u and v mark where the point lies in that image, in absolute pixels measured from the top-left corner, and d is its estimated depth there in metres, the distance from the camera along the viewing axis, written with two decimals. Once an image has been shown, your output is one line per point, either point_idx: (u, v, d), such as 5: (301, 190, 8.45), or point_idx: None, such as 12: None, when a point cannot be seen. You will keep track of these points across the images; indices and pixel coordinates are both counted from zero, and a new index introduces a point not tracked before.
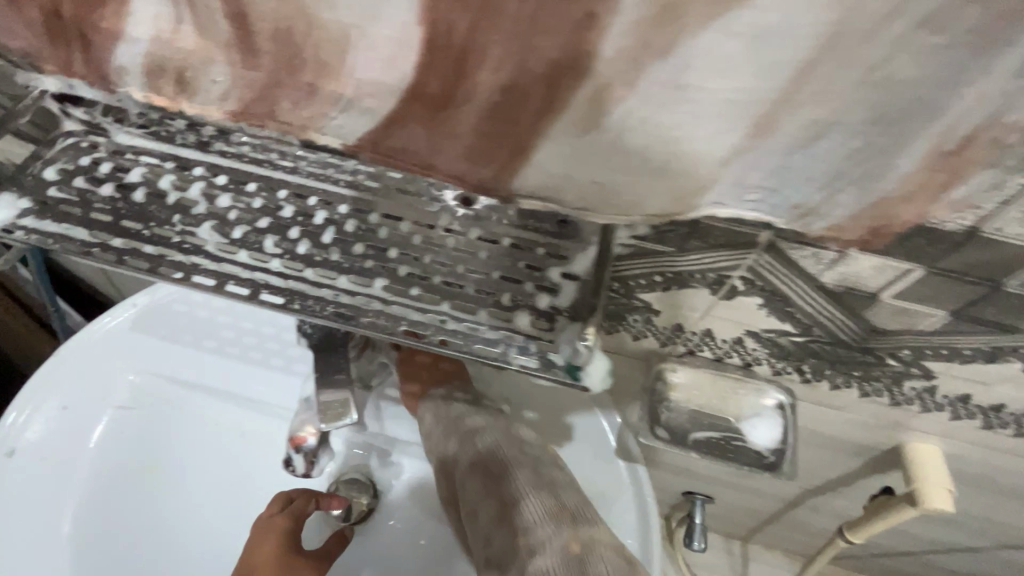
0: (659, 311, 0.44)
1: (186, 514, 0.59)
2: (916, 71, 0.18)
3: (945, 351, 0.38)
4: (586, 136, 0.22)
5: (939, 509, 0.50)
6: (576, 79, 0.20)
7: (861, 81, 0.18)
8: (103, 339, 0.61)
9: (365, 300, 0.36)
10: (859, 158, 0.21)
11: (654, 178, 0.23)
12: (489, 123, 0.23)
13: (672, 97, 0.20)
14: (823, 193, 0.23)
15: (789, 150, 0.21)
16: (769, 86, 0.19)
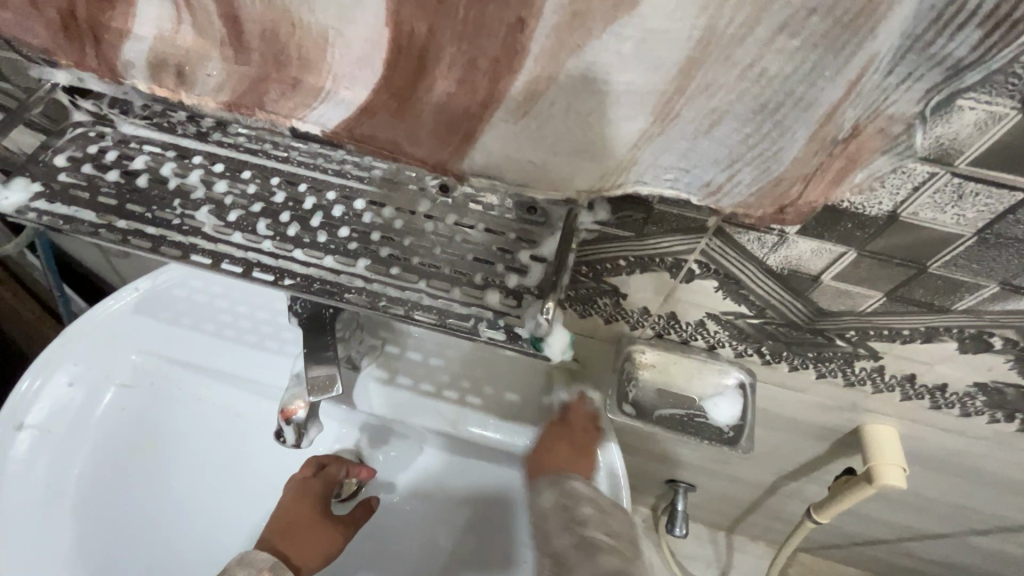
0: (626, 294, 0.47)
1: (186, 486, 0.63)
2: (793, 69, 0.21)
3: (886, 332, 0.41)
4: (522, 122, 0.25)
5: (893, 485, 0.54)
6: (511, 72, 0.23)
7: (743, 77, 0.21)
8: (107, 321, 0.64)
9: (348, 279, 0.39)
10: (753, 143, 0.24)
11: (580, 157, 0.26)
12: (445, 112, 0.26)
13: (586, 88, 0.23)
14: (727, 174, 0.25)
15: (696, 131, 0.24)
16: (663, 80, 0.22)
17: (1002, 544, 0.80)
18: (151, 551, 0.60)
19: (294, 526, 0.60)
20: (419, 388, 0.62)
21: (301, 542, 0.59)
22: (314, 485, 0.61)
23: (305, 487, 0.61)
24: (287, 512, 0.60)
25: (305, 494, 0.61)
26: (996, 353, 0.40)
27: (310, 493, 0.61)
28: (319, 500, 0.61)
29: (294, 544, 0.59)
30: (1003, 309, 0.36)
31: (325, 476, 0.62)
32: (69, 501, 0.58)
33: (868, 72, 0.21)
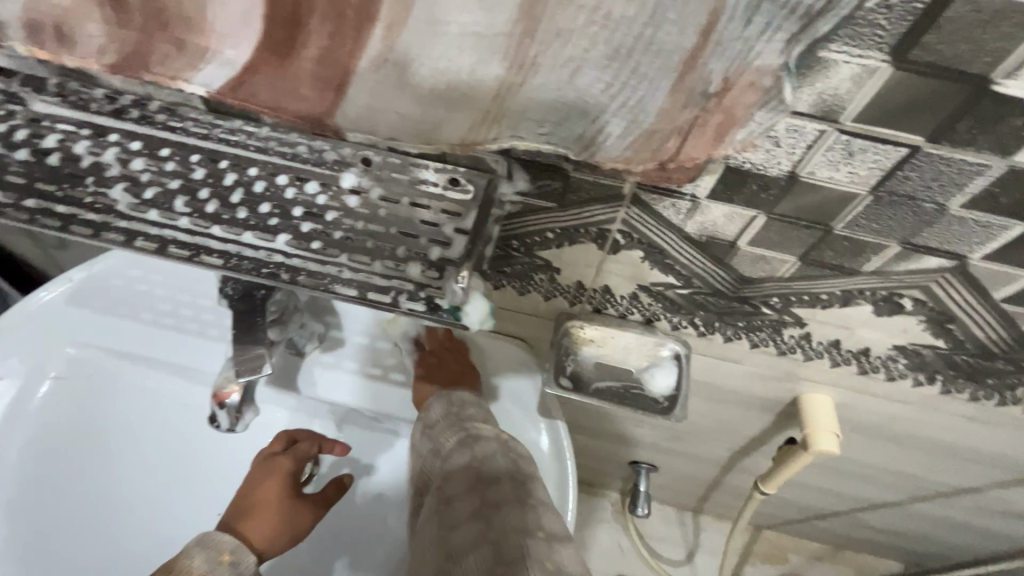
0: (559, 268, 0.47)
1: (126, 479, 0.61)
2: (638, 12, 0.22)
3: (807, 297, 0.42)
4: (386, 72, 0.26)
5: (826, 450, 0.55)
6: (370, 22, 0.24)
7: (591, 20, 0.22)
8: (31, 317, 0.61)
9: (267, 254, 0.39)
10: (616, 91, 0.25)
11: (452, 108, 0.27)
12: (321, 68, 0.27)
13: (432, 30, 0.24)
14: (594, 122, 0.26)
15: (562, 79, 0.25)
16: (500, 21, 0.23)
17: (945, 510, 0.83)
18: (105, 544, 0.59)
19: (260, 507, 0.56)
20: (367, 371, 0.62)
21: (269, 524, 0.55)
22: (283, 462, 0.57)
23: (274, 464, 0.57)
24: (254, 492, 0.56)
25: (274, 472, 0.57)
26: (908, 314, 0.41)
27: (279, 471, 0.57)
28: (288, 480, 0.57)
29: (260, 525, 0.55)
30: (908, 270, 0.37)
31: (295, 454, 0.58)
32: (7, 505, 0.57)
33: (716, 19, 0.22)
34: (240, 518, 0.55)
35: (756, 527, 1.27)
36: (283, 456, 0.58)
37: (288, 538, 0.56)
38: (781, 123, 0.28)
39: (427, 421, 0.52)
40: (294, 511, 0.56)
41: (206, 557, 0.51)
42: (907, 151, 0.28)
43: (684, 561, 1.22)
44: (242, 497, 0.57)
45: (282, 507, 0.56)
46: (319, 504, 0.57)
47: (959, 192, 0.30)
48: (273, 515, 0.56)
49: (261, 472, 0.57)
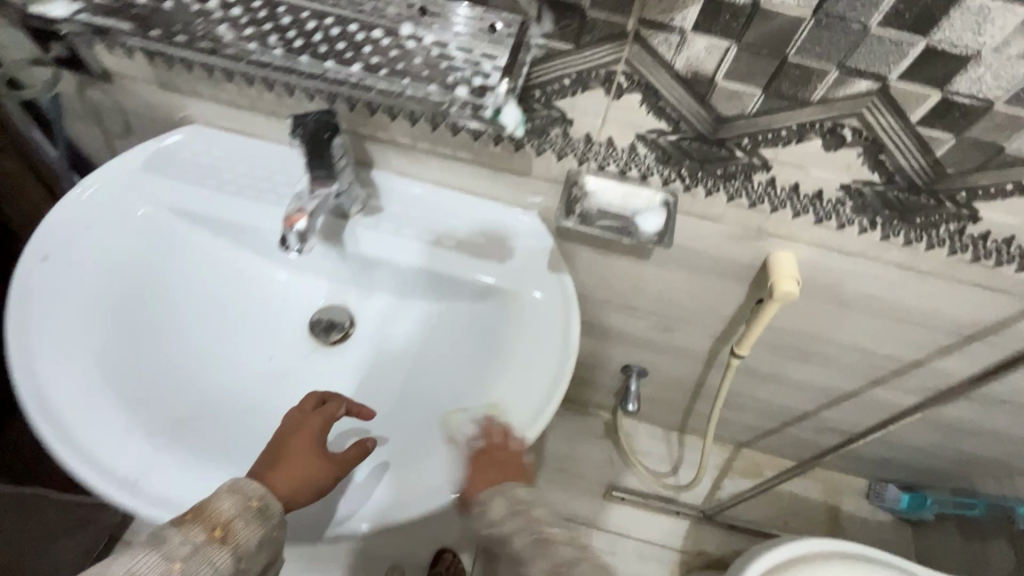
0: (571, 120, 0.57)
1: (192, 323, 0.70)
2: None
3: (770, 135, 0.53)
4: None
5: (786, 291, 0.65)
6: None
7: None
8: (121, 174, 0.71)
9: (345, 77, 0.49)
10: None
11: None
12: None
13: None
14: None
15: None
16: None
17: (897, 397, 0.95)
18: (173, 375, 0.66)
19: (289, 458, 0.57)
20: (402, 232, 0.72)
21: (295, 475, 0.56)
22: (312, 420, 0.60)
23: (303, 421, 0.60)
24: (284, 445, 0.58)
25: (304, 426, 0.60)
26: (849, 147, 0.52)
27: (309, 427, 0.60)
28: (318, 433, 0.59)
29: (287, 475, 0.56)
30: (845, 95, 0.47)
31: (324, 413, 0.61)
32: (93, 312, 0.64)
33: None
34: (270, 471, 0.57)
35: (736, 445, 1.39)
36: (313, 414, 0.61)
37: (312, 492, 0.56)
38: None
39: (490, 518, 0.57)
40: (319, 463, 0.57)
41: (235, 503, 0.52)
42: None
43: (669, 472, 1.37)
44: (272, 450, 0.59)
45: (312, 458, 0.57)
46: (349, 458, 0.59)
47: (875, 10, 0.41)
48: (300, 466, 0.57)
49: (294, 427, 0.60)
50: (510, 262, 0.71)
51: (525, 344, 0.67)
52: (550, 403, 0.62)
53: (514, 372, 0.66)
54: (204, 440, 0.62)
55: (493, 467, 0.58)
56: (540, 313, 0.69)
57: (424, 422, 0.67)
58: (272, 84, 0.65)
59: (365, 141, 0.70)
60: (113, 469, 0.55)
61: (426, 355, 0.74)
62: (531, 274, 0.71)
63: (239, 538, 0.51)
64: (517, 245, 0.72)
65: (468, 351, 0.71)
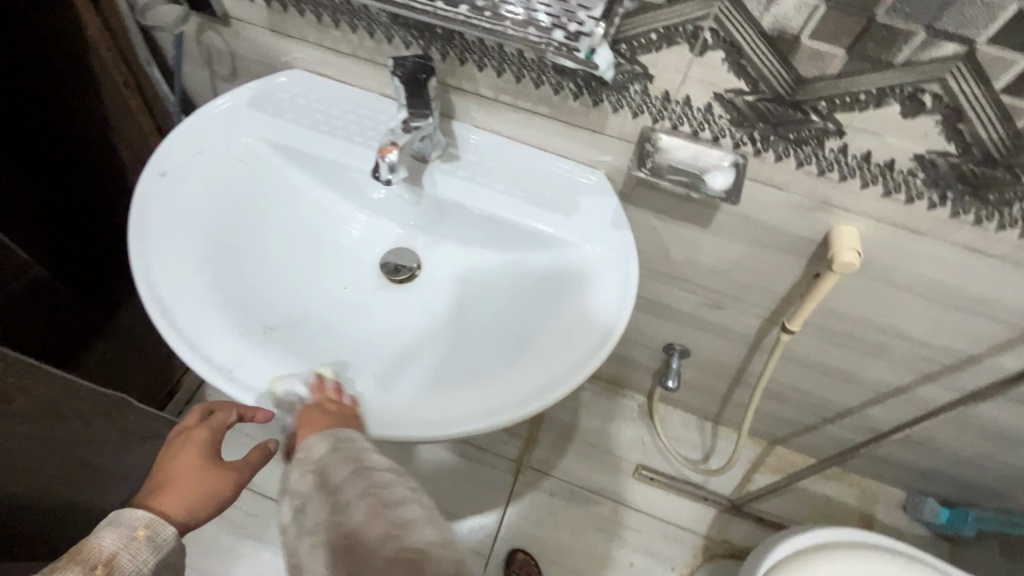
0: (653, 76, 0.60)
1: (280, 247, 0.77)
2: None
3: (848, 100, 0.55)
4: None
5: (846, 263, 0.66)
6: None
7: None
8: (231, 108, 0.79)
9: (453, 16, 0.55)
10: None
11: None
12: None
13: None
14: None
15: None
16: None
17: (948, 395, 0.94)
18: (262, 289, 0.73)
19: (176, 480, 0.63)
20: (475, 180, 0.76)
21: (183, 495, 0.63)
22: (200, 433, 0.67)
23: (191, 436, 0.67)
24: (168, 467, 0.64)
25: (191, 443, 0.66)
26: (927, 114, 0.53)
27: (194, 441, 0.66)
28: (206, 445, 0.66)
29: (177, 497, 0.63)
30: (929, 59, 0.49)
31: (210, 424, 0.67)
32: (200, 225, 0.71)
33: None
34: (153, 496, 0.63)
35: (770, 440, 1.39)
36: (198, 427, 0.67)
37: (206, 504, 0.64)
38: None
39: (309, 460, 0.54)
40: (202, 478, 0.64)
41: (121, 534, 0.59)
42: None
43: (700, 459, 1.37)
44: (159, 473, 0.64)
45: (196, 474, 0.64)
46: (235, 467, 0.66)
47: None
48: (190, 485, 0.63)
49: (180, 445, 0.66)
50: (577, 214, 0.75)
51: (574, 313, 0.70)
52: (572, 378, 0.64)
53: (553, 340, 0.68)
54: (293, 346, 0.68)
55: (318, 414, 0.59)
56: (598, 266, 0.73)
57: (452, 363, 0.72)
58: (374, 31, 0.71)
59: (450, 91, 0.75)
60: (218, 360, 0.63)
61: (478, 307, 0.78)
62: (596, 227, 0.74)
63: (125, 564, 0.58)
64: (583, 203, 0.76)
65: (515, 310, 0.75)
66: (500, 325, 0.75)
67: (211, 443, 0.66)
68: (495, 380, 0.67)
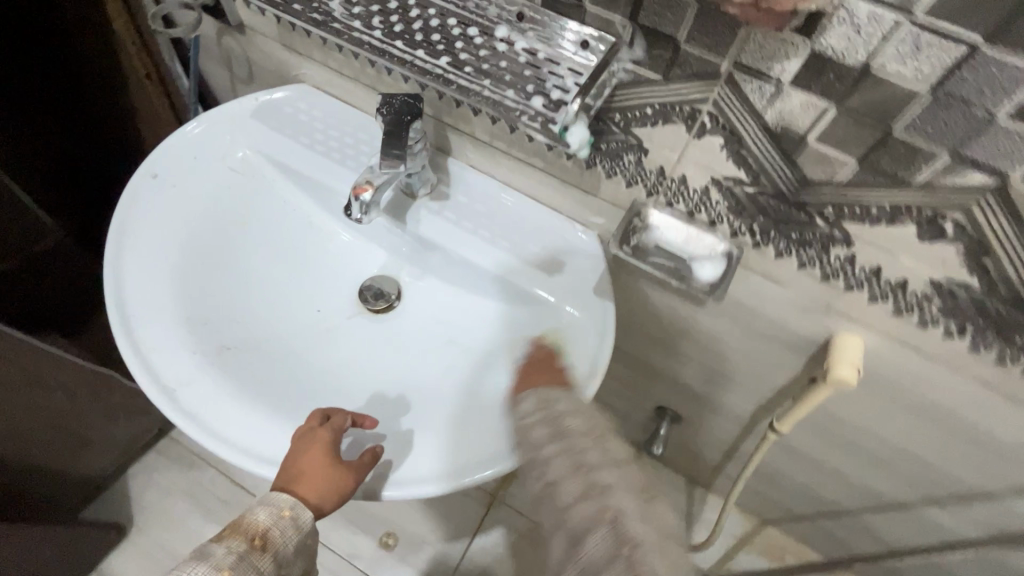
0: (648, 150, 0.55)
1: (260, 261, 0.76)
2: None
3: (858, 210, 0.48)
4: None
5: (841, 380, 0.60)
6: None
7: None
8: (234, 116, 0.79)
9: (432, 68, 0.51)
10: None
11: None
12: None
13: None
14: None
15: None
16: None
17: (957, 524, 0.84)
18: (234, 303, 0.72)
19: (307, 474, 0.59)
20: (460, 223, 0.73)
21: (316, 489, 0.59)
22: (324, 434, 0.59)
23: (315, 437, 0.59)
24: (296, 462, 0.59)
25: (315, 444, 0.59)
26: (947, 242, 0.46)
27: (319, 443, 0.59)
28: (330, 447, 0.59)
29: (313, 489, 0.59)
30: (952, 185, 0.42)
31: (332, 426, 0.60)
32: (182, 233, 0.71)
33: None
34: (291, 483, 0.60)
35: (762, 520, 1.30)
36: (321, 428, 0.60)
37: (335, 498, 0.59)
38: (860, 6, 0.36)
39: (522, 414, 0.58)
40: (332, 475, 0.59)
41: (270, 513, 0.60)
42: (966, 50, 0.35)
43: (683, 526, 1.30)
44: (288, 466, 0.59)
45: (325, 471, 0.59)
46: (360, 465, 0.60)
47: (1008, 99, 0.36)
48: (320, 480, 0.59)
49: (302, 445, 0.59)
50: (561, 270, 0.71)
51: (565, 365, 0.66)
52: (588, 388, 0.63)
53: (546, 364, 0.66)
54: (249, 368, 0.67)
55: (535, 373, 0.62)
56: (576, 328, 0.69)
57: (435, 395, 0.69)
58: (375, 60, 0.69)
59: (447, 128, 0.72)
60: (163, 375, 0.62)
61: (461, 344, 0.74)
62: (580, 290, 0.70)
63: (276, 544, 0.59)
64: (567, 261, 0.71)
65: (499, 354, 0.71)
66: (481, 367, 0.70)
67: (333, 445, 0.59)
68: (484, 429, 0.63)
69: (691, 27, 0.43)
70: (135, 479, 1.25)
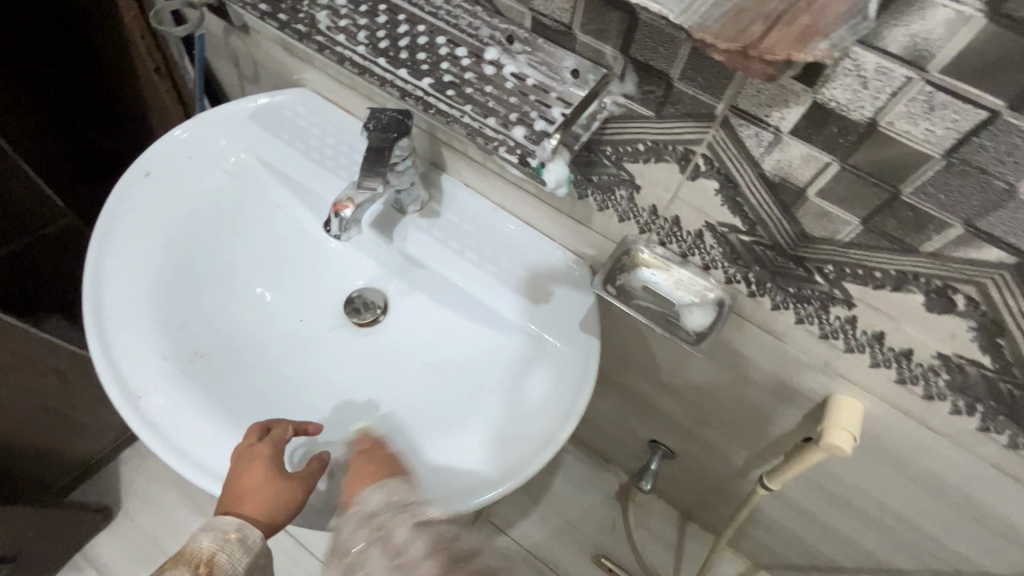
0: (640, 187, 0.52)
1: (245, 265, 0.74)
2: None
3: (861, 271, 0.44)
4: None
5: (835, 446, 0.55)
6: None
7: None
8: (232, 117, 0.77)
9: (413, 89, 0.50)
10: None
11: None
12: None
13: None
14: None
15: None
16: None
17: None
18: (213, 307, 0.70)
19: (251, 492, 0.57)
20: (448, 244, 0.70)
21: (261, 507, 0.57)
22: (263, 449, 0.57)
23: (255, 453, 0.57)
24: (239, 480, 0.57)
25: (256, 460, 0.57)
26: (958, 316, 0.42)
27: (260, 458, 0.57)
28: (271, 461, 0.57)
29: (259, 508, 0.57)
30: (965, 257, 0.38)
31: (272, 440, 0.58)
32: (167, 233, 0.70)
33: None
34: (237, 502, 0.57)
35: (755, 564, 1.24)
36: (260, 443, 0.58)
37: (283, 514, 0.57)
38: (867, 58, 0.32)
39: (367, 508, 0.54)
40: (279, 486, 0.57)
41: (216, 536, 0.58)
42: (986, 115, 0.31)
43: (671, 562, 1.25)
44: (233, 484, 0.57)
45: (268, 488, 0.57)
46: (305, 477, 0.58)
47: None
48: (266, 498, 0.56)
49: (243, 462, 0.57)
50: (548, 297, 0.68)
51: (538, 398, 0.63)
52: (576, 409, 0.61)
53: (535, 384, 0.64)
54: (219, 377, 0.66)
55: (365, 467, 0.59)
56: (560, 361, 0.66)
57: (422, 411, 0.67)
58: None
59: (441, 144, 0.69)
60: (130, 383, 0.61)
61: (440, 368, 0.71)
62: (567, 323, 0.67)
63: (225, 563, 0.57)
64: (555, 291, 0.68)
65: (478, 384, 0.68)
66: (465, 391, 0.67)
67: (275, 457, 0.57)
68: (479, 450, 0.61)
69: (684, 65, 0.40)
70: (126, 464, 1.26)
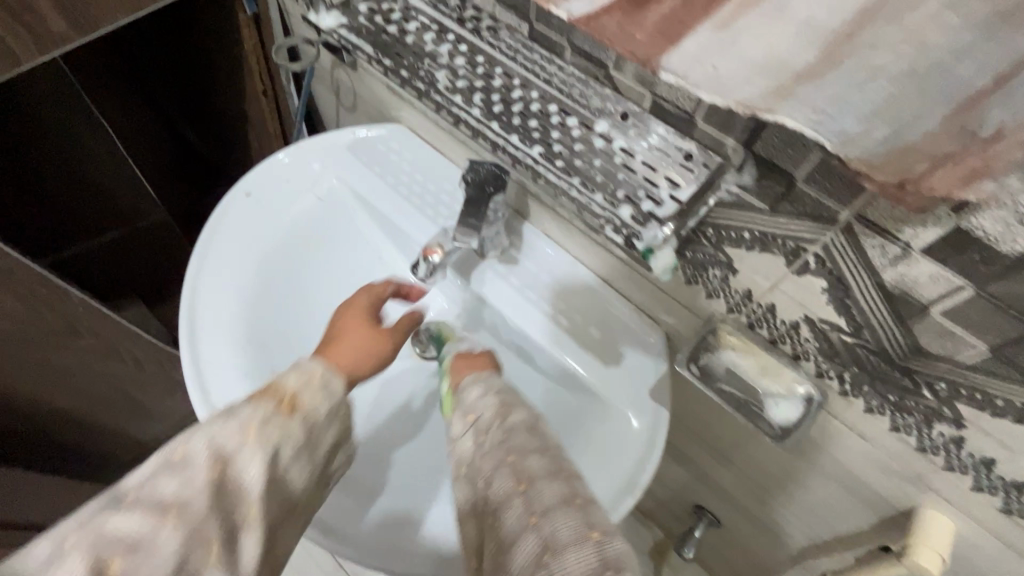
0: (737, 271, 0.50)
1: (325, 288, 0.78)
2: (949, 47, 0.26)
3: (979, 395, 0.41)
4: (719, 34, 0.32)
5: (922, 567, 0.52)
6: None
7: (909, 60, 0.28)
8: (332, 146, 0.81)
9: (523, 156, 0.50)
10: (892, 103, 0.29)
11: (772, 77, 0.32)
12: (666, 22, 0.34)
13: None
14: (862, 127, 0.31)
15: (852, 82, 0.30)
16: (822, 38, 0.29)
17: None
18: (291, 326, 0.73)
19: (345, 333, 0.54)
20: (526, 292, 0.71)
21: (350, 348, 0.52)
22: (362, 293, 0.58)
23: (354, 300, 0.58)
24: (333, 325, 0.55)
25: (355, 304, 0.57)
26: None
27: (359, 303, 0.57)
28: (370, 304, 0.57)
29: (345, 351, 0.52)
30: None
31: (371, 289, 0.59)
32: (258, 251, 0.74)
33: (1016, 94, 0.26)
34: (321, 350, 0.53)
35: None
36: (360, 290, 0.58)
37: (371, 363, 0.53)
38: None
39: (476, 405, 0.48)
40: (371, 335, 0.54)
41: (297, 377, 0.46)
42: None
43: None
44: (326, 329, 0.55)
45: (362, 331, 0.54)
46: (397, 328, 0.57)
47: None
48: (358, 337, 0.54)
49: (342, 307, 0.57)
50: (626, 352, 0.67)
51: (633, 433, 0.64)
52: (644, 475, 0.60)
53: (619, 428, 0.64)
54: None
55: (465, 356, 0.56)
56: (624, 429, 0.64)
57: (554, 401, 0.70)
58: None
59: (528, 194, 0.70)
60: (213, 395, 0.64)
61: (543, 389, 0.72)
62: (636, 387, 0.66)
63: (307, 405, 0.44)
64: (628, 353, 0.67)
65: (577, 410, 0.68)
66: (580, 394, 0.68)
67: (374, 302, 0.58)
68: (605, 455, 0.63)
69: (811, 170, 0.39)
70: None
